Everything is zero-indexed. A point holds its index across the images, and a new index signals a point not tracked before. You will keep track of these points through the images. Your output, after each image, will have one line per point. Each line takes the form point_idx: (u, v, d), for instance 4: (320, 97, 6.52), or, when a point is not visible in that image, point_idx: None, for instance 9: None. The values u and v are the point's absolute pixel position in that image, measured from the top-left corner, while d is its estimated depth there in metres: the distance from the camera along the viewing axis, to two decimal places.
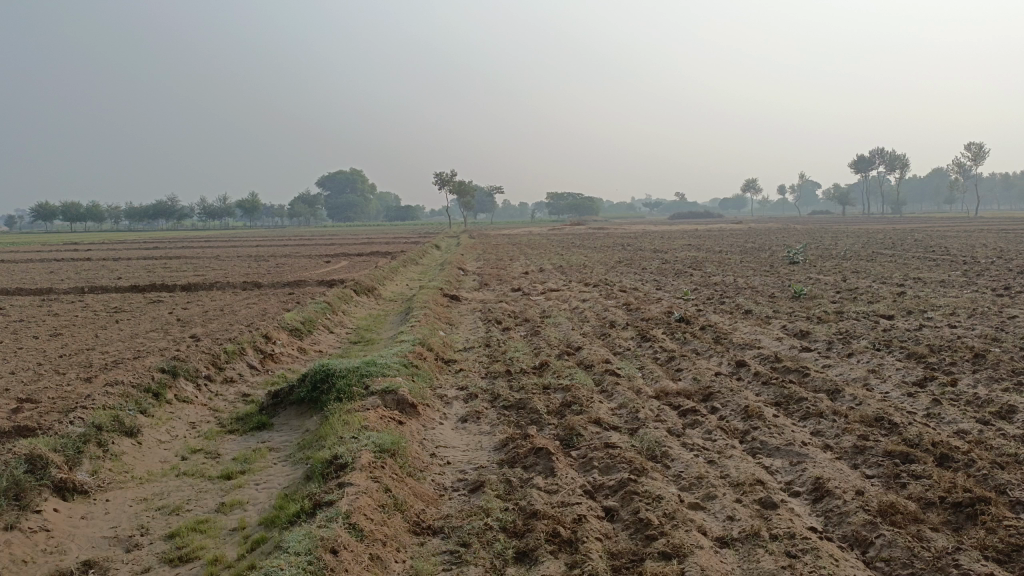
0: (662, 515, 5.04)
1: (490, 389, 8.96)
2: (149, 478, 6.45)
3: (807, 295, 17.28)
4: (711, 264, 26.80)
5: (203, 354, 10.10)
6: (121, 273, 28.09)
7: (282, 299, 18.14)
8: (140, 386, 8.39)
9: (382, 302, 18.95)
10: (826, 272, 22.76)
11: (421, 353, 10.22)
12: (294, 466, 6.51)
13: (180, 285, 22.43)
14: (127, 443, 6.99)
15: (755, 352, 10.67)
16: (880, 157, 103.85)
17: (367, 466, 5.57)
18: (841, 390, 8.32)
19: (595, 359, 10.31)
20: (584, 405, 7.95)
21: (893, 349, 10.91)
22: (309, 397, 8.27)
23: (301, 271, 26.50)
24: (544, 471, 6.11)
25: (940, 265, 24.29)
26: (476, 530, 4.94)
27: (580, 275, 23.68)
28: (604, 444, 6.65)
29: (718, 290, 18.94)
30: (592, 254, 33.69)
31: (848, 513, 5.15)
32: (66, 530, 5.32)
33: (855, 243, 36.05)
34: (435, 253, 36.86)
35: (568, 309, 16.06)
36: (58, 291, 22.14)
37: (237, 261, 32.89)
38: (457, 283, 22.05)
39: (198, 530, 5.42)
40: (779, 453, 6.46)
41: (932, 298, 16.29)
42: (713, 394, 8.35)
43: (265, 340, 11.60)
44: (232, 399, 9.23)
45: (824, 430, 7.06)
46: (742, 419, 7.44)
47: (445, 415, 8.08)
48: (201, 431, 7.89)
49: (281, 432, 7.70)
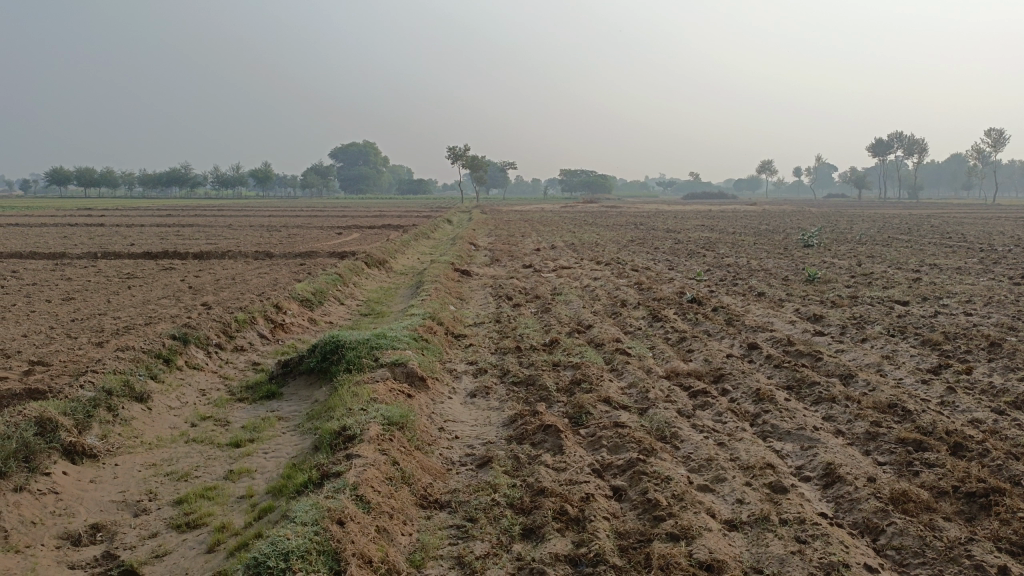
0: (671, 496, 5.00)
1: (500, 365, 8.92)
2: (159, 444, 6.47)
3: (821, 279, 17.12)
4: (724, 245, 26.60)
5: (214, 322, 10.10)
6: (134, 239, 28.14)
7: (293, 270, 18.13)
8: (151, 352, 8.40)
9: (392, 275, 18.92)
10: (841, 256, 22.55)
11: (431, 326, 10.19)
12: (302, 436, 6.50)
13: (192, 253, 22.47)
14: (137, 408, 7.00)
15: (767, 335, 10.59)
16: (899, 141, 102.58)
17: (375, 438, 5.55)
18: (854, 375, 8.24)
19: (606, 337, 10.25)
20: (594, 383, 7.91)
21: (907, 336, 10.80)
22: (318, 368, 8.26)
23: (313, 242, 26.47)
24: (552, 449, 6.08)
25: (956, 252, 24.02)
26: (483, 506, 4.92)
27: (592, 254, 23.55)
28: (614, 423, 6.61)
29: (730, 271, 18.81)
30: (605, 232, 33.53)
31: (859, 499, 5.10)
32: (75, 493, 5.34)
33: (870, 228, 35.68)
34: (446, 228, 36.77)
35: (580, 287, 15.99)
36: (71, 256, 22.21)
37: (250, 231, 32.95)
38: (468, 258, 21.99)
39: (205, 497, 5.43)
40: (789, 437, 6.41)
41: (948, 285, 16.11)
42: (725, 376, 8.28)
43: (276, 310, 11.59)
44: (242, 367, 9.24)
45: (836, 415, 6.99)
46: (753, 402, 7.38)
47: (454, 389, 8.06)
48: (210, 398, 7.90)
49: (290, 401, 7.70)
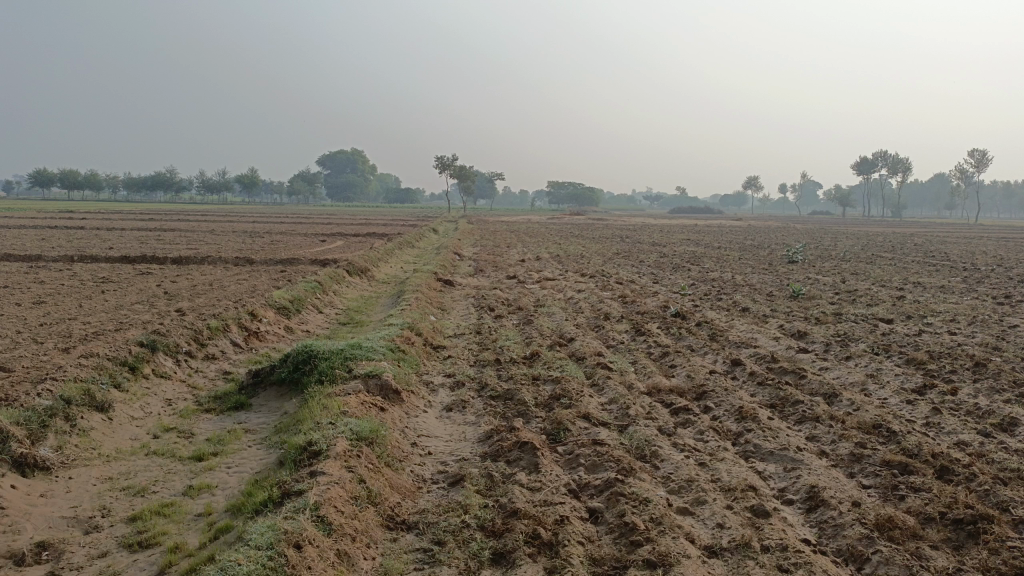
0: (649, 520, 4.79)
1: (478, 378, 8.70)
2: (117, 457, 6.18)
3: (805, 295, 17.04)
4: (709, 260, 26.56)
5: (185, 329, 9.82)
6: (114, 243, 27.75)
7: (273, 277, 17.82)
8: (116, 359, 8.12)
9: (374, 284, 18.67)
10: (825, 273, 22.53)
11: (409, 337, 9.95)
12: (268, 450, 6.24)
13: (171, 258, 22.11)
14: (97, 418, 6.72)
15: (751, 352, 10.43)
16: (883, 160, 103.56)
17: (342, 454, 5.30)
18: (838, 394, 8.08)
19: (588, 351, 10.06)
20: (574, 398, 7.69)
21: (892, 354, 10.68)
22: (289, 379, 8.01)
23: (295, 249, 26.18)
24: (528, 467, 5.85)
25: (939, 271, 24.06)
26: (452, 528, 4.69)
27: (577, 266, 23.39)
28: (592, 441, 6.40)
29: (715, 286, 18.71)
30: (590, 245, 33.43)
31: (843, 525, 4.91)
32: (22, 509, 5.05)
33: (854, 246, 35.77)
34: (432, 237, 36.54)
35: (563, 299, 15.81)
36: (47, 258, 21.79)
37: (231, 236, 32.60)
38: (451, 268, 21.76)
39: (161, 514, 5.16)
40: (772, 457, 6.23)
41: (932, 304, 16.06)
42: (707, 393, 8.10)
43: (251, 318, 11.33)
44: (212, 377, 8.96)
45: (820, 435, 6.82)
46: (735, 420, 7.19)
47: (430, 403, 7.83)
48: (176, 409, 7.62)
49: (258, 413, 7.44)
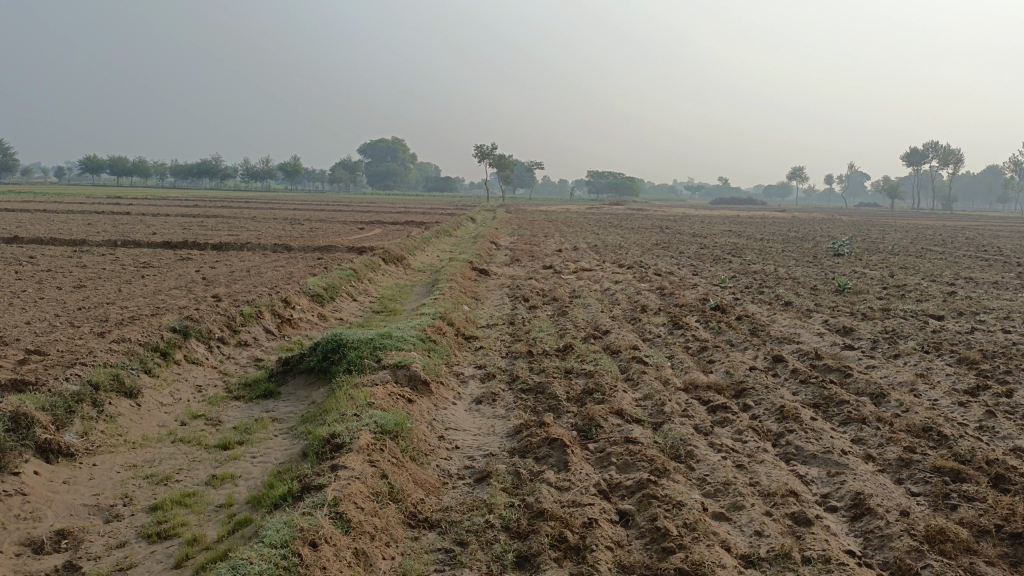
0: (682, 525, 4.56)
1: (509, 370, 8.51)
2: (143, 444, 6.15)
3: (851, 289, 16.50)
4: (751, 252, 25.99)
5: (218, 315, 9.80)
6: (157, 228, 28.14)
7: (310, 264, 17.87)
8: (148, 345, 8.12)
9: (410, 272, 18.58)
10: (872, 267, 21.87)
11: (440, 327, 9.79)
12: (293, 440, 6.14)
13: (211, 244, 22.31)
14: (124, 404, 6.69)
15: (793, 348, 10.07)
16: (934, 151, 100.60)
17: (364, 448, 5.16)
18: (885, 395, 7.72)
19: (623, 344, 9.81)
20: (607, 394, 7.46)
21: (943, 353, 10.22)
22: (318, 367, 7.91)
23: (333, 237, 26.27)
24: (556, 464, 5.65)
25: (993, 266, 23.16)
26: (476, 528, 4.51)
27: (615, 256, 23.04)
28: (625, 439, 6.17)
29: (756, 279, 18.24)
30: (629, 235, 32.99)
31: (890, 536, 4.62)
32: (44, 496, 5.02)
33: (902, 239, 34.75)
34: (469, 226, 36.45)
35: (600, 290, 15.53)
36: (92, 243, 22.17)
37: (271, 223, 32.89)
38: (488, 257, 21.60)
39: (182, 504, 5.08)
40: (815, 461, 5.94)
41: (985, 300, 15.42)
42: (746, 391, 7.79)
43: (285, 304, 11.29)
44: (244, 363, 8.92)
45: (866, 438, 6.49)
46: (776, 420, 6.90)
47: (460, 395, 7.67)
48: (206, 396, 7.57)
49: (286, 402, 7.36)
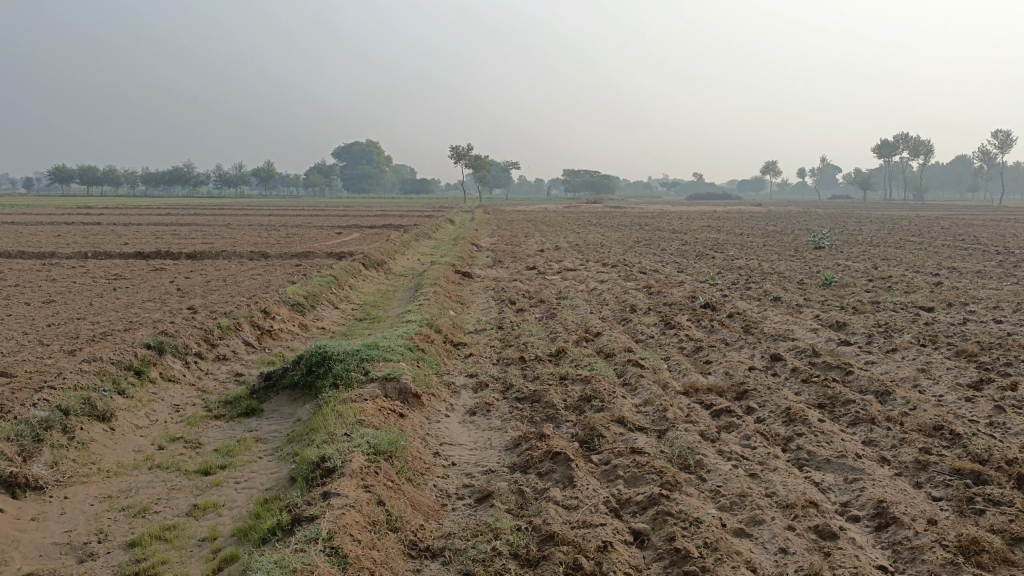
0: (702, 546, 4.27)
1: (502, 378, 8.20)
2: (119, 472, 5.76)
3: (838, 282, 16.37)
4: (733, 247, 25.90)
5: (195, 329, 9.38)
6: (128, 238, 27.47)
7: (288, 271, 17.41)
8: (121, 364, 7.71)
9: (391, 277, 18.20)
10: (855, 259, 21.82)
11: (427, 335, 9.44)
12: (279, 463, 5.77)
13: (185, 253, 21.75)
14: (97, 429, 6.29)
15: (790, 345, 9.85)
16: (904, 142, 101.72)
17: (358, 472, 4.81)
18: (891, 392, 7.50)
19: (616, 346, 9.54)
20: (606, 400, 7.17)
21: (940, 346, 10.05)
22: (302, 382, 7.54)
23: (310, 243, 25.76)
24: (561, 480, 5.33)
25: (973, 255, 23.21)
26: (483, 556, 4.20)
27: (598, 255, 22.79)
28: (631, 449, 5.88)
29: (743, 274, 18.07)
30: (609, 233, 32.79)
31: (921, 547, 4.37)
32: (10, 535, 4.62)
33: (880, 229, 34.95)
34: (448, 228, 36.08)
35: (586, 291, 15.25)
36: (61, 255, 21.55)
37: (247, 230, 32.31)
38: (469, 259, 21.25)
39: (163, 538, 4.70)
40: (829, 467, 5.69)
41: (972, 290, 15.34)
42: (749, 393, 7.54)
43: (264, 315, 10.89)
44: (223, 379, 8.51)
45: (878, 440, 6.26)
46: (783, 424, 6.64)
47: (452, 406, 7.34)
48: (184, 416, 7.17)
49: (270, 420, 6.98)
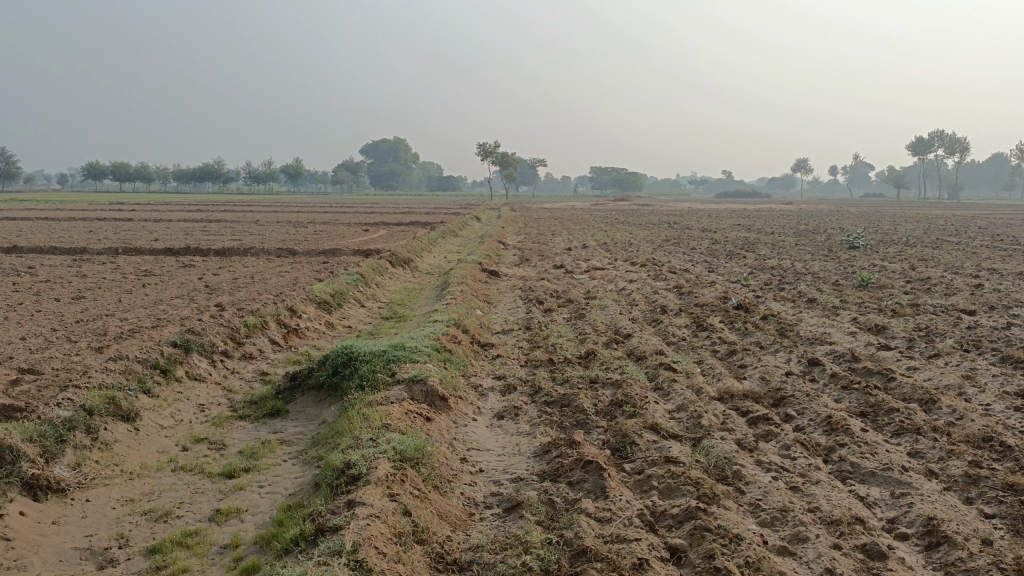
0: (743, 565, 4.07)
1: (530, 381, 8.01)
2: (142, 474, 5.67)
3: (874, 284, 15.93)
4: (764, 246, 25.44)
5: (221, 327, 9.32)
6: (158, 235, 27.71)
7: (315, 269, 17.40)
8: (146, 362, 7.66)
9: (418, 275, 18.09)
10: (891, 259, 21.29)
11: (455, 335, 9.28)
12: (304, 467, 5.65)
13: (214, 250, 21.84)
14: (121, 430, 6.22)
15: (827, 349, 9.55)
16: (939, 140, 99.70)
17: (383, 480, 4.65)
18: (935, 401, 7.20)
19: (647, 348, 9.31)
20: (638, 406, 6.95)
21: (984, 352, 9.67)
22: (328, 383, 7.42)
23: (337, 240, 25.79)
24: (593, 491, 5.13)
25: (1014, 256, 22.56)
26: (513, 572, 4.03)
27: (626, 254, 22.53)
28: (665, 459, 5.67)
29: (775, 274, 17.70)
30: (636, 232, 32.46)
31: (977, 570, 4.12)
32: (30, 540, 4.53)
33: (915, 229, 34.20)
34: (475, 225, 35.96)
35: (615, 290, 15.02)
36: (91, 251, 21.76)
37: (276, 227, 32.49)
38: (496, 257, 21.07)
39: (184, 544, 4.59)
40: (874, 480, 5.44)
41: (1015, 293, 14.84)
42: (787, 399, 7.28)
43: (290, 313, 10.80)
44: (249, 378, 8.43)
45: (924, 451, 5.98)
46: (824, 433, 6.38)
47: (480, 410, 7.18)
48: (209, 416, 7.08)
49: (295, 421, 6.87)
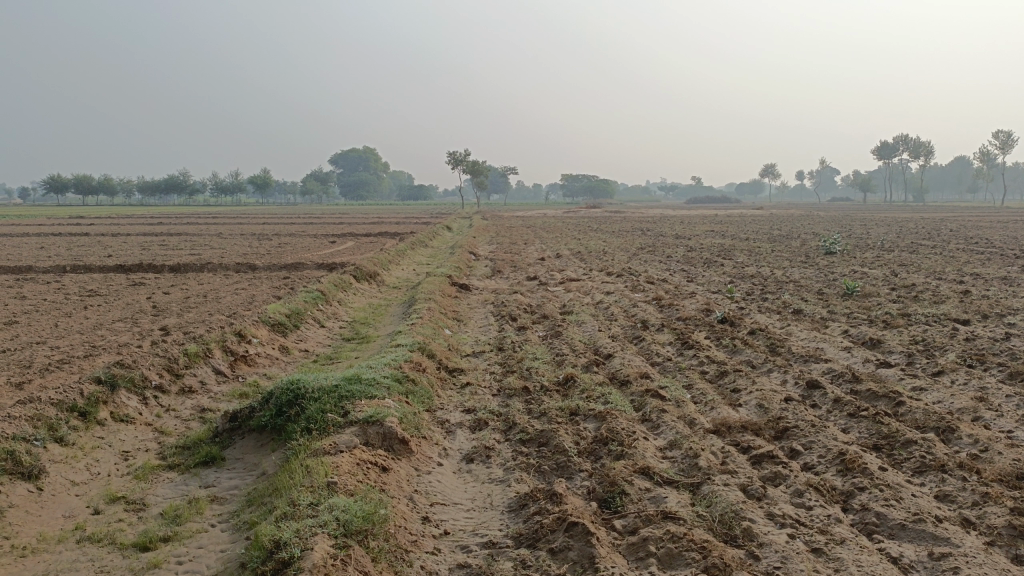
0: None
1: (503, 414, 7.14)
2: (37, 549, 4.71)
3: (859, 292, 15.30)
4: (740, 253, 24.90)
5: (157, 358, 8.32)
6: (114, 250, 26.36)
7: (274, 285, 16.37)
8: (62, 405, 6.68)
9: (384, 290, 17.18)
10: (871, 265, 20.83)
11: (419, 362, 8.36)
12: (232, 537, 4.73)
13: (168, 266, 20.66)
14: (19, 494, 5.26)
15: (823, 368, 8.83)
16: (905, 144, 100.81)
17: (320, 568, 3.78)
18: (955, 430, 6.46)
19: (631, 371, 8.50)
20: (627, 444, 6.11)
21: (990, 367, 9.01)
22: (271, 425, 6.49)
23: (301, 253, 24.68)
24: (579, 562, 4.29)
25: (992, 259, 22.20)
26: None
27: (601, 263, 21.78)
28: (662, 512, 4.86)
29: (756, 283, 17.02)
30: (610, 239, 31.81)
31: None
32: None
33: (889, 233, 33.91)
34: (446, 235, 35.06)
35: (591, 304, 14.21)
36: (37, 269, 20.44)
37: (238, 240, 31.21)
38: (467, 269, 20.22)
39: None
40: (905, 534, 4.66)
41: (1003, 299, 14.30)
42: (790, 431, 6.51)
43: (239, 338, 9.82)
44: (185, 416, 7.45)
45: (955, 494, 5.22)
46: (839, 474, 5.59)
47: (446, 452, 6.29)
48: (132, 466, 6.12)
49: (231, 473, 5.93)
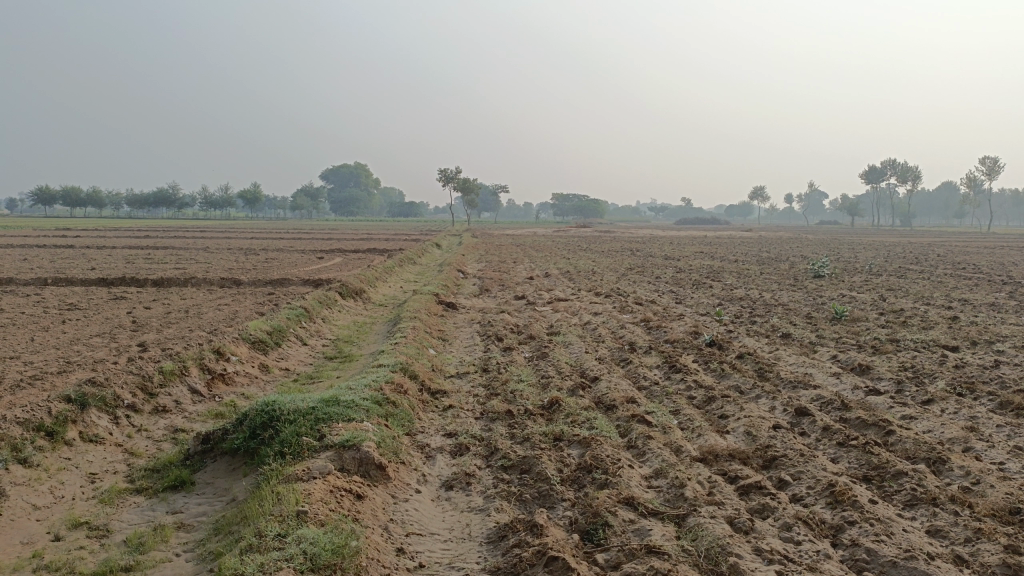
0: None
1: (485, 439, 6.95)
2: None
3: (847, 316, 15.22)
4: (729, 275, 24.84)
5: (131, 376, 8.09)
6: (98, 264, 26.05)
7: (257, 301, 16.13)
8: (28, 424, 6.44)
9: (370, 307, 16.97)
10: (859, 289, 20.79)
11: (400, 384, 8.17)
12: (196, 568, 4.52)
13: (151, 280, 20.38)
14: None
15: (812, 394, 8.69)
16: (892, 169, 101.72)
17: None
18: (946, 461, 6.32)
19: (617, 395, 8.34)
20: (611, 472, 5.94)
21: (980, 395, 8.89)
22: (244, 448, 6.28)
23: (288, 268, 24.46)
24: None
25: (980, 285, 22.23)
26: None
27: (590, 284, 21.65)
28: (646, 547, 4.68)
29: (745, 306, 16.93)
30: (600, 259, 31.75)
31: None
32: None
33: (877, 257, 34.03)
34: (434, 252, 34.90)
35: (579, 325, 14.07)
36: (18, 282, 20.11)
37: (224, 254, 30.92)
38: (455, 288, 20.05)
39: None
40: (896, 572, 4.50)
41: (992, 326, 14.24)
42: (779, 460, 6.35)
43: (217, 356, 9.60)
44: (158, 437, 7.22)
45: (947, 529, 5.07)
46: (828, 506, 5.43)
47: (425, 478, 6.10)
48: (98, 489, 5.89)
49: (200, 498, 5.72)
